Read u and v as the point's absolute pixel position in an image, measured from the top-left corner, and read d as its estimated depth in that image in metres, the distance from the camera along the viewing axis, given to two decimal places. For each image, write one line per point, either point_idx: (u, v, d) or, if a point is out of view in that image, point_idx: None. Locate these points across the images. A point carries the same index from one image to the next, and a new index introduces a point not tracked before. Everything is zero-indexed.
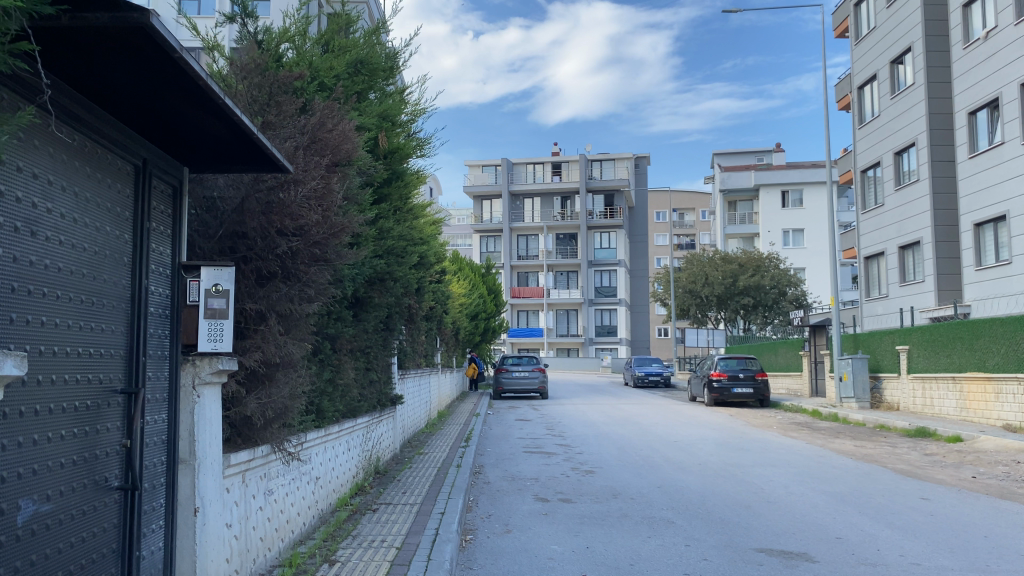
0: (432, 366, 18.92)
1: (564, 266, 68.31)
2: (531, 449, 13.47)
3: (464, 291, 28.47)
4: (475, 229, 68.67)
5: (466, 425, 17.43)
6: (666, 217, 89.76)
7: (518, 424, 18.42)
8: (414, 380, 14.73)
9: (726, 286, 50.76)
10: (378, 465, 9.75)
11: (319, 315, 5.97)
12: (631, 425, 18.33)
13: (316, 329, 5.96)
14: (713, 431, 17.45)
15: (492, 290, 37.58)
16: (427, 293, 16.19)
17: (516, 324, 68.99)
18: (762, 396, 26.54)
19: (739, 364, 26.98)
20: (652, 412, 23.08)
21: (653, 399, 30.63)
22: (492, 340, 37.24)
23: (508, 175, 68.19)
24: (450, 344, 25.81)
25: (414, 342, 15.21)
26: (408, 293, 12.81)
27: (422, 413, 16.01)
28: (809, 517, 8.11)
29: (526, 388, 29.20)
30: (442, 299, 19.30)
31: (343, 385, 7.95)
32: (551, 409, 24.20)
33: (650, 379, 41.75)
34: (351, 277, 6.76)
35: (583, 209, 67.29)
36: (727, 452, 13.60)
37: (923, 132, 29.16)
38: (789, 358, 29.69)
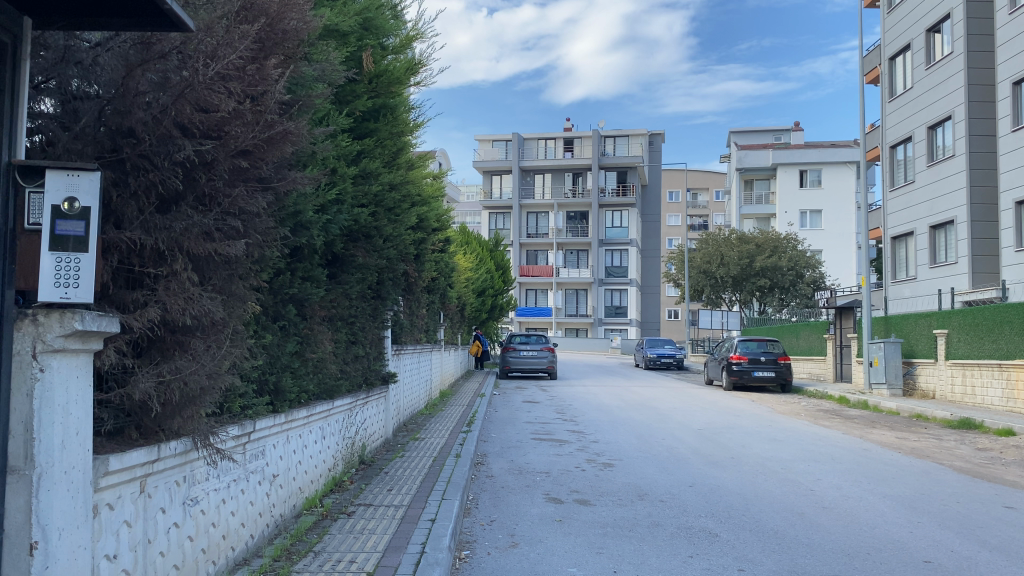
0: (435, 343, 17.48)
1: (574, 245, 66.74)
2: (540, 436, 12.07)
3: (470, 266, 27.01)
4: (484, 205, 67.06)
5: (469, 407, 16.04)
6: (679, 197, 87.92)
7: (525, 406, 17.01)
8: (412, 357, 13.36)
9: (742, 267, 49.08)
10: (363, 455, 8.34)
11: (264, 263, 4.52)
12: (647, 410, 16.89)
13: (259, 282, 4.51)
14: (737, 419, 16.00)
15: (500, 266, 36.15)
16: (428, 263, 14.73)
17: (524, 303, 67.58)
18: (784, 380, 25.05)
19: (760, 347, 25.49)
20: (669, 396, 21.65)
21: (668, 382, 29.21)
22: (499, 318, 35.84)
23: (519, 150, 66.49)
24: (455, 321, 24.38)
25: (412, 316, 13.77)
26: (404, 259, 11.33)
27: (421, 394, 14.65)
28: (881, 531, 6.67)
29: (534, 367, 27.83)
30: (445, 270, 17.85)
31: (316, 359, 6.55)
32: (560, 390, 22.82)
33: (662, 361, 40.30)
34: (315, 220, 5.31)
35: (595, 187, 65.61)
36: (759, 443, 12.15)
37: (961, 104, 27.35)
38: (812, 341, 28.19)
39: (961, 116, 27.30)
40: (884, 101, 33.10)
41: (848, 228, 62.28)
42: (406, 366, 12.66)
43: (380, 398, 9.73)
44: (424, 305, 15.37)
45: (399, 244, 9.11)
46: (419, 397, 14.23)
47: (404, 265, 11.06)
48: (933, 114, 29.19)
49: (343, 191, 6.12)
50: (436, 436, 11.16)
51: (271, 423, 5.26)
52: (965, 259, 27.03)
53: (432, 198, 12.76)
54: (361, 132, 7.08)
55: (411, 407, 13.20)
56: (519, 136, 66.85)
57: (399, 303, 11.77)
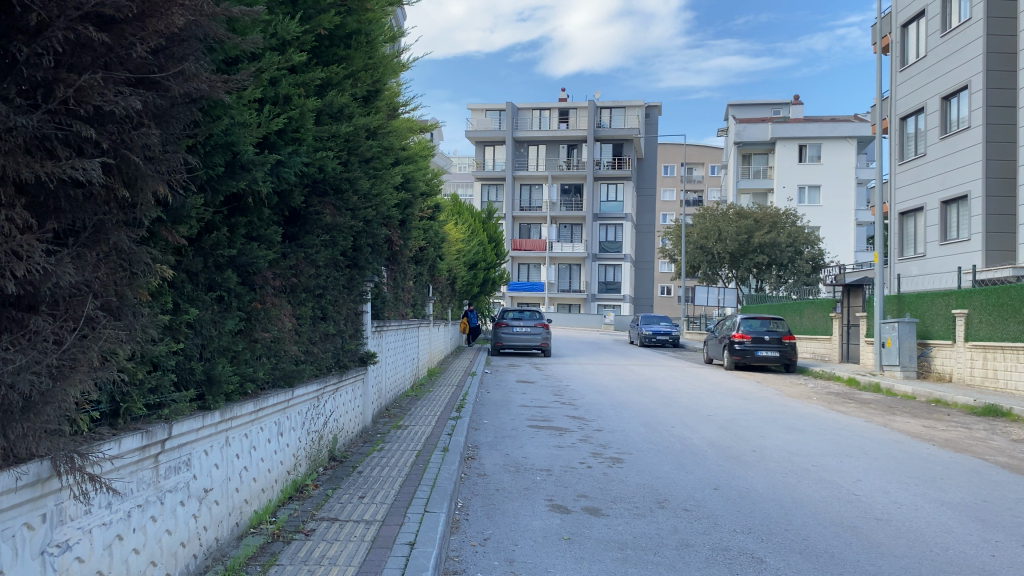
0: (423, 319, 16.23)
1: (568, 218, 65.39)
2: (537, 423, 10.87)
3: (462, 237, 25.74)
4: (476, 176, 65.61)
5: (459, 388, 14.81)
6: (674, 171, 86.48)
7: (519, 387, 15.81)
8: (397, 333, 12.12)
9: (740, 243, 47.90)
10: (333, 450, 7.14)
11: (161, 204, 3.32)
12: (650, 392, 15.72)
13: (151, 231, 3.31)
14: (747, 403, 14.85)
15: (493, 238, 34.84)
16: (416, 229, 13.43)
17: (516, 277, 66.33)
18: (788, 360, 23.97)
19: (765, 326, 24.35)
20: (670, 376, 20.54)
21: (665, 360, 28.10)
22: (491, 292, 34.61)
23: (513, 121, 64.96)
24: (445, 295, 23.15)
25: (397, 290, 12.49)
26: (386, 224, 10.05)
27: (408, 374, 13.44)
28: (957, 554, 5.51)
29: (527, 344, 26.67)
30: (435, 240, 16.56)
31: (270, 340, 5.36)
32: (555, 369, 21.68)
33: (657, 338, 39.21)
34: (252, 156, 4.11)
35: (591, 159, 64.15)
36: (778, 433, 10.99)
37: (978, 73, 26.06)
38: (816, 320, 27.08)
39: (978, 86, 26.01)
40: (895, 71, 31.76)
41: (846, 204, 61.43)
42: (389, 344, 11.45)
43: (357, 382, 8.52)
44: (411, 276, 14.10)
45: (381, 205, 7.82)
46: (404, 377, 13.02)
47: (386, 230, 9.78)
48: (947, 84, 27.86)
49: (302, 129, 4.94)
50: (421, 423, 9.95)
51: (197, 427, 4.05)
52: (979, 236, 25.89)
53: (420, 157, 11.45)
54: (327, 58, 5.79)
55: (395, 389, 11.99)
56: (514, 106, 65.22)
57: (380, 272, 10.46)
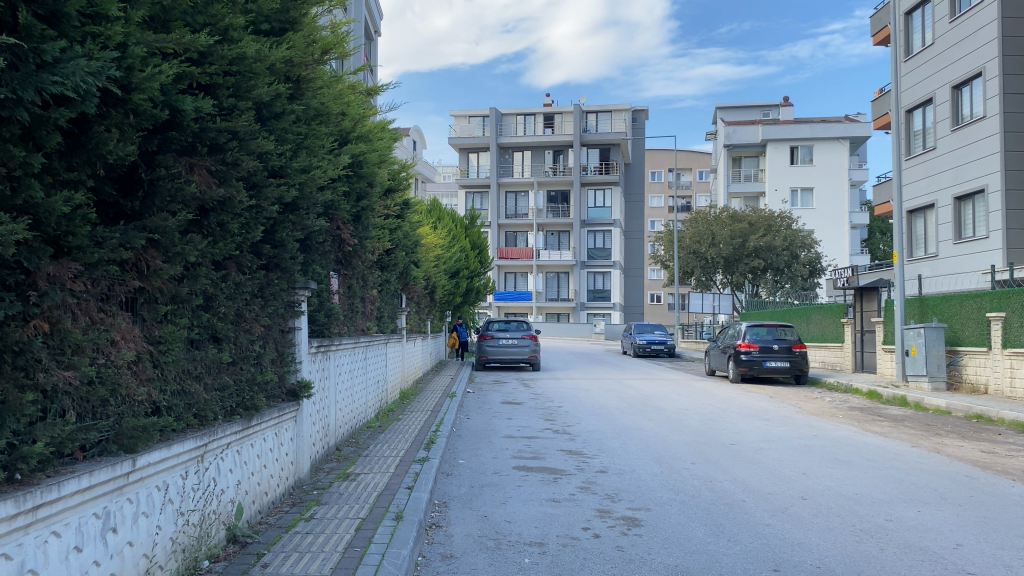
0: (392, 334, 14.09)
1: (555, 225, 63.39)
2: (523, 463, 8.76)
3: (441, 243, 23.66)
4: (460, 183, 63.64)
5: (434, 414, 12.68)
6: (661, 177, 84.70)
7: (504, 411, 13.66)
8: (353, 352, 9.99)
9: (735, 247, 45.93)
10: (232, 532, 5.01)
11: None
12: (655, 414, 13.62)
13: None
14: (769, 426, 12.77)
15: (476, 246, 32.76)
16: (378, 228, 11.32)
17: (503, 287, 64.17)
18: (799, 371, 21.99)
19: (772, 333, 22.35)
20: (672, 391, 18.50)
21: (663, 373, 26.01)
22: (476, 301, 32.55)
23: (496, 126, 63.02)
24: (423, 305, 21.04)
25: (355, 300, 10.35)
26: (327, 217, 7.95)
27: (371, 401, 11.30)
28: None
29: (514, 358, 24.56)
30: (405, 243, 14.50)
31: (78, 385, 3.29)
32: (545, 385, 19.62)
33: (651, 348, 37.23)
34: None
35: (577, 164, 62.24)
36: (822, 469, 8.92)
37: (993, 58, 24.22)
38: (825, 326, 25.13)
39: (994, 72, 24.14)
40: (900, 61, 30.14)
41: (840, 207, 59.56)
42: (342, 366, 9.31)
43: (280, 423, 6.37)
44: (374, 285, 11.98)
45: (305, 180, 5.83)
46: (366, 404, 10.88)
47: (326, 224, 7.66)
48: (958, 71, 26.04)
49: (103, 14, 2.94)
50: (376, 469, 7.81)
51: None
52: (999, 233, 24.01)
53: (374, 136, 9.37)
54: None
55: (352, 421, 9.86)
56: (497, 111, 63.30)
57: (324, 278, 8.33)
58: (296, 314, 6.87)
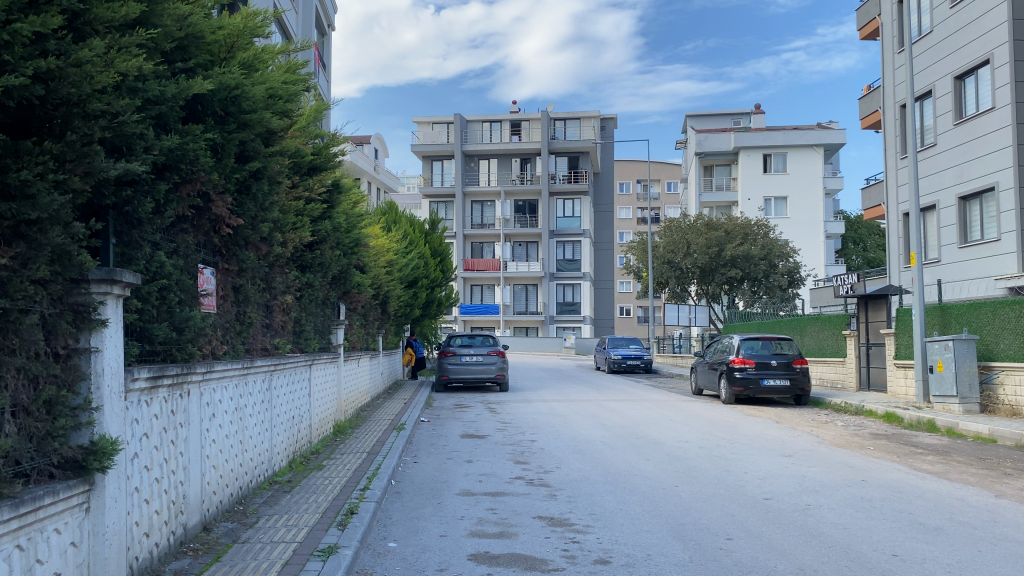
0: (320, 354, 11.22)
1: (522, 236, 60.79)
2: (483, 547, 5.89)
3: (395, 248, 20.87)
4: (423, 193, 60.95)
5: (371, 456, 9.82)
6: (629, 188, 82.60)
7: (463, 449, 10.81)
8: (244, 383, 7.10)
9: (712, 257, 43.52)
10: None
11: None
12: (653, 453, 10.85)
13: None
14: (801, 468, 10.07)
15: (437, 254, 29.92)
16: (284, 211, 8.50)
17: (469, 301, 61.24)
18: (800, 390, 19.45)
19: (769, 348, 19.72)
20: (662, 416, 15.85)
21: (645, 392, 23.33)
22: (437, 315, 29.72)
23: (461, 133, 60.44)
24: (371, 318, 18.19)
25: (252, 308, 7.50)
26: (166, 176, 5.13)
27: (279, 447, 8.40)
28: None
29: (479, 378, 21.76)
30: (338, 240, 11.70)
31: None
32: (514, 410, 16.86)
33: (627, 364, 34.58)
34: None
35: (545, 172, 59.78)
36: (916, 547, 6.18)
37: (1001, 45, 22.09)
38: (824, 339, 22.73)
39: (1003, 59, 21.98)
40: (893, 54, 28.30)
41: (815, 216, 57.64)
42: (220, 405, 6.42)
43: (29, 526, 3.47)
44: (287, 289, 9.12)
45: (39, 65, 3.12)
46: (270, 451, 7.99)
47: (155, 181, 4.83)
48: (961, 60, 23.90)
49: None
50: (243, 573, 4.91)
51: None
52: (1012, 235, 21.79)
53: (262, 68, 6.60)
54: None
55: (242, 480, 6.96)
56: (461, 117, 60.68)
57: (177, 271, 5.49)
58: (86, 325, 4.01)
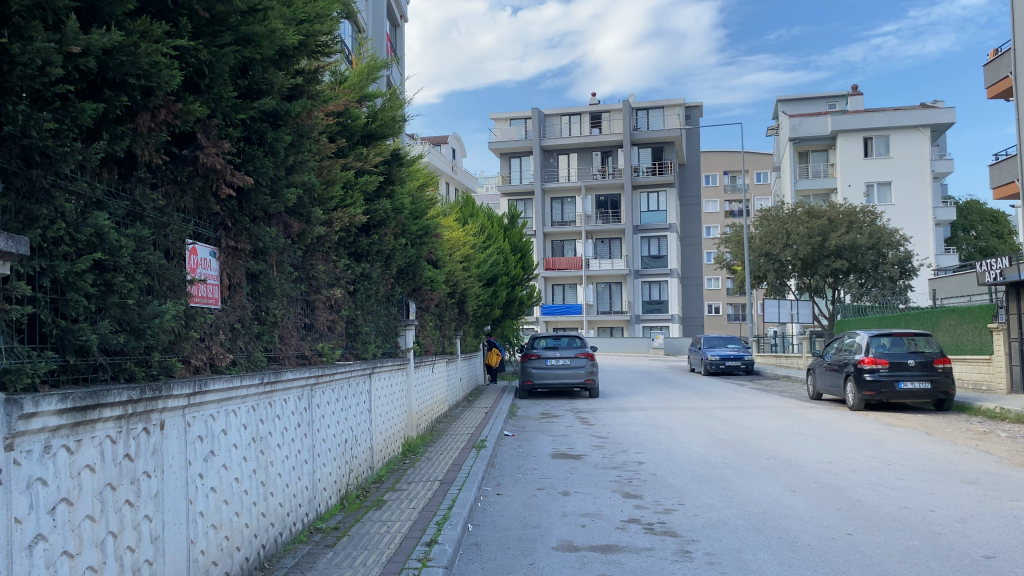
0: (382, 359, 9.39)
1: (605, 232, 58.50)
2: None
3: (472, 242, 19.08)
4: (502, 191, 59.42)
5: (443, 486, 7.89)
6: (716, 180, 79.12)
7: (556, 476, 8.79)
8: (267, 408, 5.29)
9: (814, 247, 40.30)
10: None
11: None
12: (797, 481, 8.58)
13: None
14: (1000, 504, 7.65)
15: (518, 250, 28.07)
16: (322, 179, 6.70)
17: (551, 301, 59.27)
18: (943, 394, 16.71)
19: (903, 346, 17.05)
20: (786, 427, 13.51)
21: (753, 397, 20.85)
22: (519, 315, 27.86)
23: (540, 128, 58.63)
24: (446, 319, 16.42)
25: (283, 300, 5.68)
26: (92, 89, 3.31)
27: (326, 483, 6.56)
28: None
29: (567, 383, 19.76)
30: (403, 226, 9.89)
31: None
32: (610, 420, 14.81)
33: (725, 365, 31.99)
34: None
35: (628, 165, 57.35)
36: None
37: None
38: (963, 335, 19.82)
39: None
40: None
41: (923, 202, 53.01)
42: (226, 439, 4.60)
43: None
44: (335, 281, 7.31)
45: None
46: (311, 487, 6.18)
47: (60, 88, 3.01)
48: None
49: None
50: None
51: None
52: None
53: None
54: None
55: (264, 536, 5.14)
56: (539, 112, 58.90)
57: (135, 243, 3.69)
58: None
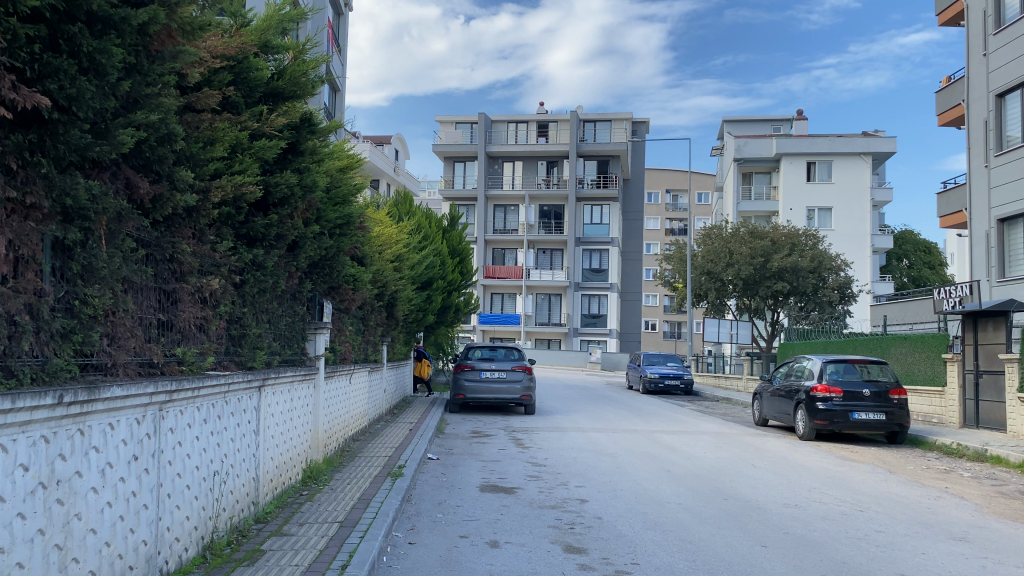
0: (279, 366, 7.81)
1: (547, 243, 57.42)
2: None
3: (406, 241, 17.56)
4: (444, 194, 57.86)
5: (342, 530, 6.33)
6: (658, 198, 78.93)
7: (483, 518, 7.32)
8: (76, 438, 3.67)
9: (757, 267, 39.77)
10: None
11: None
12: (767, 533, 7.27)
13: None
14: (1006, 570, 6.45)
15: (456, 254, 26.53)
16: (187, 133, 5.15)
17: (489, 310, 57.78)
18: (896, 427, 15.83)
19: (857, 374, 16.12)
20: (738, 459, 12.32)
21: (696, 420, 19.72)
22: (455, 323, 26.33)
23: (486, 133, 57.31)
24: (371, 323, 14.83)
25: (116, 285, 4.07)
26: None
27: (178, 531, 4.95)
28: None
29: (501, 398, 18.32)
30: (317, 208, 8.35)
31: None
32: (546, 443, 13.41)
33: (664, 384, 30.99)
34: None
35: (573, 176, 56.41)
36: None
37: None
38: (915, 365, 19.10)
39: None
40: (985, 37, 24.62)
41: (862, 229, 53.36)
42: None
43: None
44: (211, 268, 5.74)
45: None
46: (152, 541, 4.56)
47: None
48: None
49: None
50: None
51: None
52: None
53: None
54: None
55: None
56: (486, 117, 57.56)
57: None
58: None
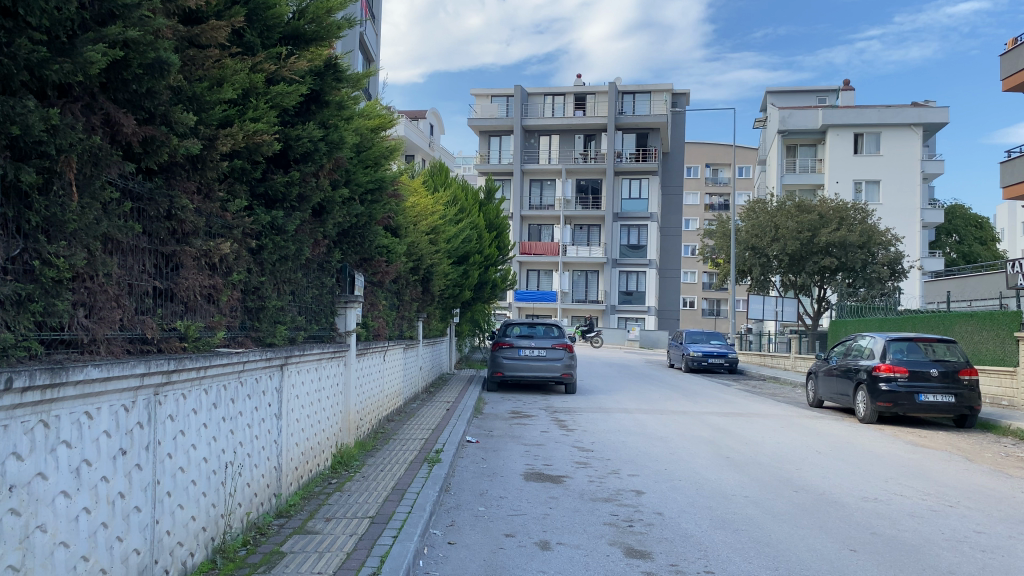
0: (304, 344, 7.07)
1: (584, 218, 56.31)
2: None
3: (441, 212, 16.73)
4: (480, 169, 56.93)
5: (370, 528, 5.57)
6: (698, 172, 77.11)
7: (531, 512, 6.55)
8: (36, 431, 2.94)
9: (803, 242, 38.30)
10: None
11: None
12: (853, 534, 6.39)
13: None
14: None
15: (493, 228, 25.68)
16: (186, 70, 4.38)
17: (525, 286, 56.97)
18: (967, 410, 14.70)
19: (924, 353, 15.01)
20: (800, 444, 11.39)
21: (746, 401, 18.75)
22: (491, 299, 25.55)
23: (522, 107, 56.16)
24: (405, 297, 14.09)
25: (93, 243, 3.32)
26: None
27: (181, 535, 4.23)
28: None
29: (541, 377, 17.54)
30: (343, 169, 7.54)
31: None
32: (591, 424, 12.61)
33: (706, 362, 29.96)
34: None
35: (611, 150, 55.09)
36: None
37: None
38: (982, 344, 17.85)
39: None
40: None
41: (912, 202, 51.38)
42: None
43: None
44: (222, 230, 4.99)
45: None
46: (147, 549, 3.84)
47: None
48: None
49: None
50: None
51: None
52: None
53: None
54: None
55: None
56: (522, 90, 56.38)
57: None
58: None
